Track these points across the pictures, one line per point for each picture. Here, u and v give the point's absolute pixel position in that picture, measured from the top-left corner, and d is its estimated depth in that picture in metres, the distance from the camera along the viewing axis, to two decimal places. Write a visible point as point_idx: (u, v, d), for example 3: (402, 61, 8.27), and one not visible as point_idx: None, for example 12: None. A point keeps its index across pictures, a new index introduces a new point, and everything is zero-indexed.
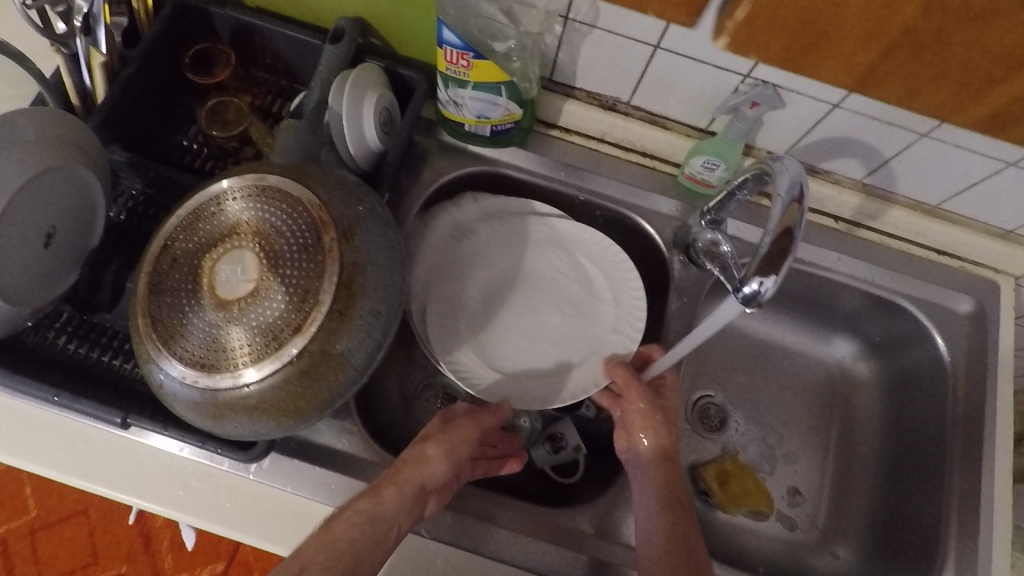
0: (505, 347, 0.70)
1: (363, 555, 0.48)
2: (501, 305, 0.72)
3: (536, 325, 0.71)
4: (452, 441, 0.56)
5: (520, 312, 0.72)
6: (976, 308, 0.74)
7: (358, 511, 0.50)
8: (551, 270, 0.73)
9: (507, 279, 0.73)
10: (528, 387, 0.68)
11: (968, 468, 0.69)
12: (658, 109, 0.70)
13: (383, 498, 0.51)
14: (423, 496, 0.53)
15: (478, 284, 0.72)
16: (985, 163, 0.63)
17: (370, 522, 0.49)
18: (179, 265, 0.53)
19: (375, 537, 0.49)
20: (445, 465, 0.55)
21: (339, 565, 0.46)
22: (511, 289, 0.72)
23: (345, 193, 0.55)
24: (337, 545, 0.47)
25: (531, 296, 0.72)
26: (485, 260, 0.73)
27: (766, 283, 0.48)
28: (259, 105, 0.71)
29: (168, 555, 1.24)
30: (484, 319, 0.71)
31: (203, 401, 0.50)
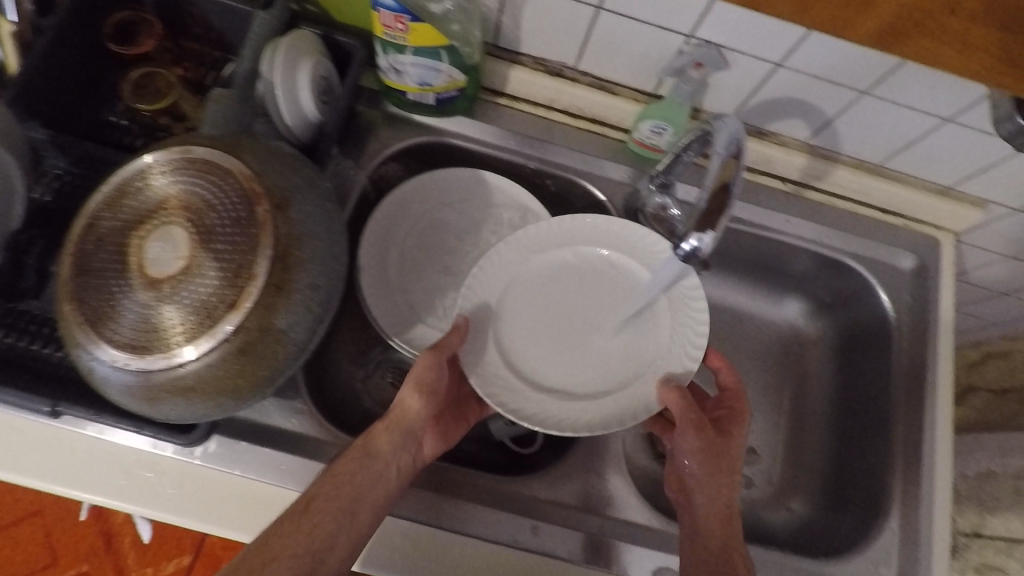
0: (549, 366, 0.64)
1: (367, 490, 0.53)
2: (546, 315, 0.65)
3: (581, 342, 0.65)
4: (419, 376, 0.57)
5: (566, 327, 0.65)
6: (917, 264, 0.77)
7: (356, 452, 0.54)
8: (598, 270, 0.67)
9: (550, 280, 0.67)
10: (574, 413, 0.61)
11: (911, 417, 0.71)
12: (605, 74, 0.69)
13: (377, 441, 0.55)
14: (410, 433, 0.57)
15: (521, 291, 0.66)
16: (923, 120, 0.64)
17: (365, 462, 0.54)
18: (105, 244, 0.50)
19: (372, 472, 0.54)
20: (418, 401, 0.57)
21: (339, 505, 0.52)
22: (556, 297, 0.66)
23: (279, 164, 0.53)
24: (340, 481, 0.53)
25: (578, 310, 0.66)
26: (524, 253, 0.66)
27: (705, 239, 0.47)
28: (190, 79, 0.68)
29: (130, 552, 1.21)
30: (526, 332, 0.64)
31: (136, 384, 0.48)
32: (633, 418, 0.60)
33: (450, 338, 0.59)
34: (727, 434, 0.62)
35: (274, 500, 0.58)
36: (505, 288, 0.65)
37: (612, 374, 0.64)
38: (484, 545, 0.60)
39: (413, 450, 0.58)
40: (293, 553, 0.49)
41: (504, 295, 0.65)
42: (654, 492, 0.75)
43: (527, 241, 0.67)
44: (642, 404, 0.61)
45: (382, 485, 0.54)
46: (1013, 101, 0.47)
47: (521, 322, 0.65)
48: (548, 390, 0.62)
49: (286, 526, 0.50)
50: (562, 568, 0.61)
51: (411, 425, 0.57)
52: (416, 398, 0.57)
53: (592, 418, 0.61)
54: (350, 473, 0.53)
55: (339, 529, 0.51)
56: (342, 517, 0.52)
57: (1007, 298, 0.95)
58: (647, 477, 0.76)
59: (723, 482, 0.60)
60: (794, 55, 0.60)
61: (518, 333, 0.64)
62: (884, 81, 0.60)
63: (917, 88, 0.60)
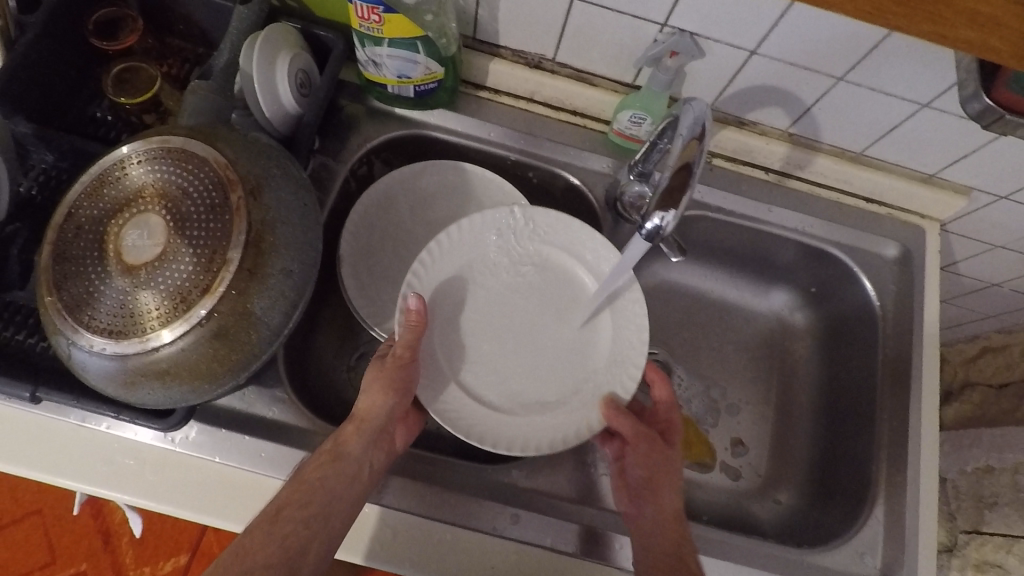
0: (500, 382, 0.64)
1: (340, 493, 0.53)
2: (500, 330, 0.66)
3: (534, 360, 0.66)
4: (391, 372, 0.58)
5: (517, 344, 0.66)
6: (902, 252, 0.76)
7: (324, 454, 0.54)
8: (548, 282, 0.68)
9: (503, 297, 0.67)
10: (519, 429, 0.62)
11: (896, 405, 0.71)
12: (584, 65, 0.70)
13: (348, 440, 0.55)
14: (379, 430, 0.57)
15: (472, 308, 0.66)
16: (900, 106, 0.64)
17: (337, 464, 0.53)
18: (84, 232, 0.51)
19: (343, 475, 0.53)
20: (386, 399, 0.57)
21: (315, 508, 0.51)
22: (508, 313, 0.67)
23: (255, 153, 0.54)
24: (313, 486, 0.52)
25: (531, 327, 0.67)
26: (471, 259, 0.67)
27: (667, 218, 0.50)
28: (173, 74, 0.70)
29: (128, 550, 1.21)
30: (479, 348, 0.65)
31: (113, 369, 0.49)
32: (587, 430, 0.62)
33: (409, 329, 0.58)
34: (670, 445, 0.64)
35: (253, 485, 0.59)
36: (457, 304, 0.66)
37: (562, 391, 0.64)
38: (465, 530, 0.60)
39: (383, 448, 0.58)
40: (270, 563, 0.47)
41: (456, 311, 0.66)
42: None
43: (477, 239, 0.67)
44: (585, 420, 0.62)
45: (355, 486, 0.54)
46: (979, 79, 0.47)
47: (473, 338, 0.66)
48: (519, 408, 0.63)
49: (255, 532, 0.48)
50: (543, 555, 0.60)
51: (378, 423, 0.57)
52: (383, 397, 0.57)
53: (537, 436, 0.61)
54: (320, 478, 0.52)
55: (314, 534, 0.50)
56: (316, 522, 0.50)
57: (997, 289, 0.94)
58: None
59: (668, 491, 0.61)
60: (767, 41, 0.60)
61: (472, 348, 0.65)
62: (858, 66, 0.60)
63: (891, 72, 0.60)
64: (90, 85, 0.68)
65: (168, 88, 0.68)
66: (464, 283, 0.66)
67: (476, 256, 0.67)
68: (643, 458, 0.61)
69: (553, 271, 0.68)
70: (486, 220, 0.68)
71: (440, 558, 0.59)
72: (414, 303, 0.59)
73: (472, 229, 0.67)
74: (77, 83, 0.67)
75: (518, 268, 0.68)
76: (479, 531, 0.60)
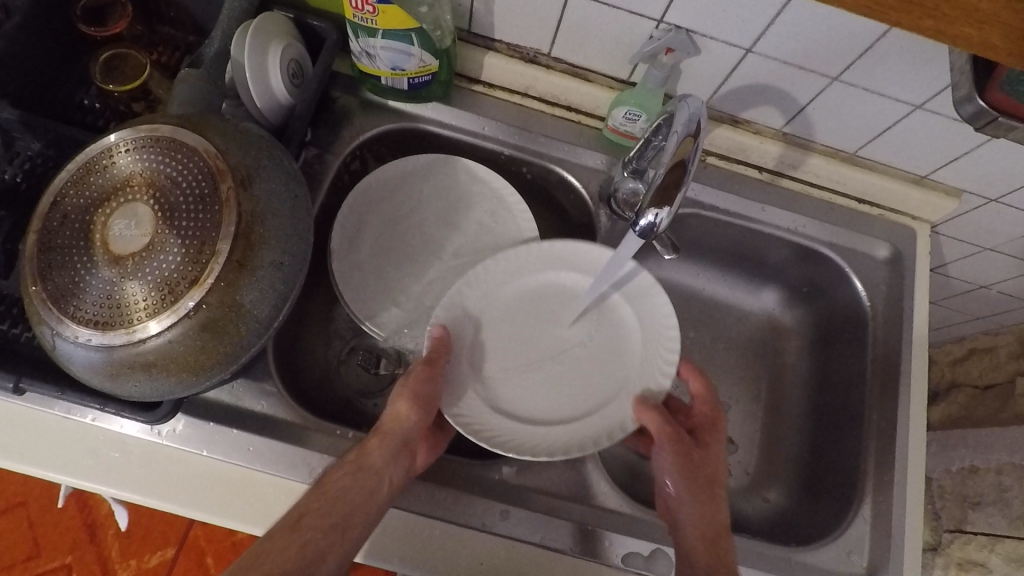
0: (526, 389, 0.64)
1: (359, 507, 0.52)
2: (522, 340, 0.66)
3: (558, 366, 0.66)
4: (416, 386, 0.58)
5: (536, 351, 0.66)
6: (893, 252, 0.77)
7: (348, 463, 0.53)
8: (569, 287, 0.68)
9: (523, 306, 0.68)
10: (551, 436, 0.62)
11: (886, 406, 0.71)
12: (579, 61, 0.70)
13: (370, 449, 0.54)
14: (403, 446, 0.56)
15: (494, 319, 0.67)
16: (894, 107, 0.64)
17: (359, 473, 0.53)
18: (71, 222, 0.50)
19: (364, 487, 0.52)
20: (411, 410, 0.57)
21: (332, 514, 0.50)
22: (529, 322, 0.67)
23: (245, 142, 0.53)
24: (333, 493, 0.51)
25: (552, 333, 0.67)
26: (497, 272, 0.67)
27: (661, 216, 0.49)
28: (163, 62, 0.69)
29: (114, 543, 1.20)
30: (502, 359, 0.65)
31: (99, 361, 0.48)
32: (621, 430, 0.61)
33: (434, 348, 0.60)
34: (705, 444, 0.61)
35: (239, 480, 0.58)
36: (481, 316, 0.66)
37: (578, 394, 0.64)
38: (454, 527, 0.60)
39: (406, 461, 0.57)
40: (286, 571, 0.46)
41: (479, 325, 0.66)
42: (629, 479, 0.75)
43: (506, 261, 0.68)
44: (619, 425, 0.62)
45: (376, 500, 0.53)
46: (972, 81, 0.47)
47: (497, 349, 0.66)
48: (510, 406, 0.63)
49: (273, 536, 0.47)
50: (533, 552, 0.60)
51: (402, 435, 0.56)
52: (408, 409, 0.57)
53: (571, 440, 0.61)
54: (343, 487, 0.52)
55: (331, 544, 0.49)
56: (334, 533, 0.50)
57: (985, 291, 0.95)
58: (622, 465, 0.75)
59: (705, 497, 0.58)
60: (763, 39, 0.60)
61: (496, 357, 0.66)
62: (853, 66, 0.60)
63: (886, 73, 0.60)
64: (77, 70, 0.67)
65: (157, 75, 0.67)
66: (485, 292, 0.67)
67: (500, 270, 0.68)
68: (681, 460, 0.59)
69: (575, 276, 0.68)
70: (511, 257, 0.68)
71: (431, 555, 0.59)
72: (436, 331, 0.61)
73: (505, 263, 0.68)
74: (65, 69, 0.66)
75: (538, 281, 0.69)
76: (468, 526, 0.60)
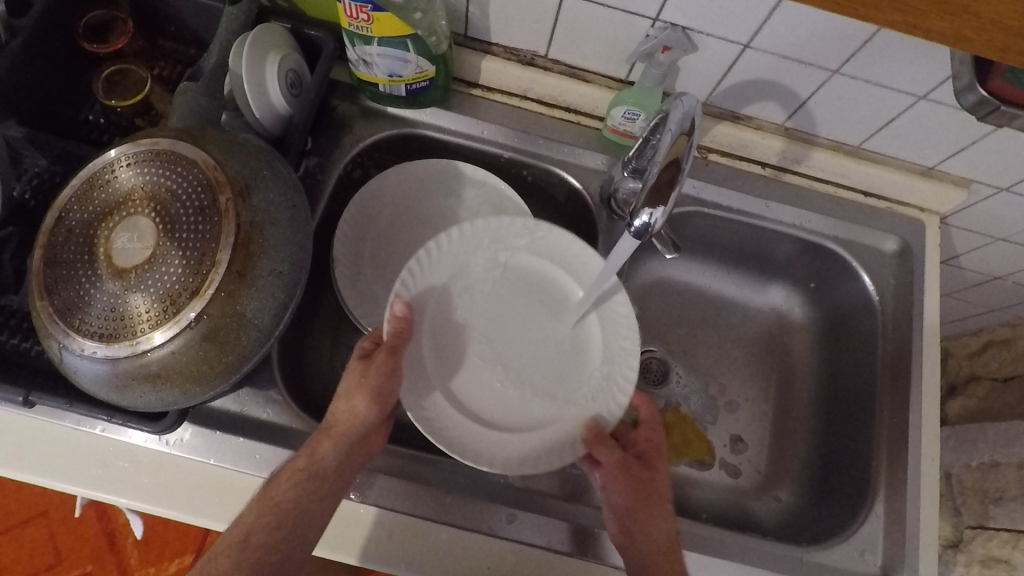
0: (483, 390, 0.63)
1: (312, 513, 0.53)
2: (485, 335, 0.64)
3: (518, 365, 0.64)
4: (376, 381, 0.56)
5: (507, 333, 0.64)
6: (901, 245, 0.75)
7: (297, 470, 0.53)
8: (535, 287, 0.66)
9: (490, 297, 0.65)
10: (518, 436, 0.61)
11: (896, 402, 0.70)
12: (576, 62, 0.69)
13: (321, 453, 0.54)
14: (356, 442, 0.56)
15: (457, 311, 0.64)
16: (897, 98, 0.63)
17: (311, 479, 0.53)
18: (75, 236, 0.51)
19: (318, 490, 0.53)
20: (369, 409, 0.56)
21: (282, 524, 0.51)
22: (495, 314, 0.65)
23: (245, 154, 0.53)
24: (281, 505, 0.52)
25: (517, 329, 0.65)
26: (464, 264, 0.65)
27: (656, 215, 0.49)
28: (164, 77, 0.70)
29: (133, 551, 1.22)
30: (464, 354, 0.64)
31: (105, 372, 0.49)
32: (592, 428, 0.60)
33: (395, 333, 0.57)
34: (651, 466, 0.62)
35: (247, 488, 0.58)
36: (441, 308, 0.64)
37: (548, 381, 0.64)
38: (462, 531, 0.60)
39: (364, 453, 0.57)
40: None
41: (439, 313, 0.64)
42: None
43: (470, 250, 0.65)
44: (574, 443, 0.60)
45: (331, 497, 0.54)
46: (973, 71, 0.47)
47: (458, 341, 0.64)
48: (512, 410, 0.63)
49: (220, 559, 0.50)
50: (540, 556, 0.60)
51: (360, 430, 0.56)
52: (365, 407, 0.56)
53: (528, 453, 0.60)
54: (292, 498, 0.52)
55: (282, 555, 0.51)
56: (286, 544, 0.51)
57: (1000, 282, 0.93)
58: None
59: (656, 515, 0.59)
60: (760, 34, 0.59)
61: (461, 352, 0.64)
62: (853, 58, 0.60)
63: (885, 64, 0.59)
64: (80, 87, 0.68)
65: (159, 90, 0.68)
66: (450, 284, 0.64)
67: (468, 263, 0.65)
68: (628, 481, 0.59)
69: (541, 275, 0.66)
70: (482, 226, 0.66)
71: (435, 559, 0.59)
72: (399, 309, 0.58)
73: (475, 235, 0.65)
74: (70, 85, 0.68)
75: (506, 272, 0.66)
76: (475, 530, 0.60)
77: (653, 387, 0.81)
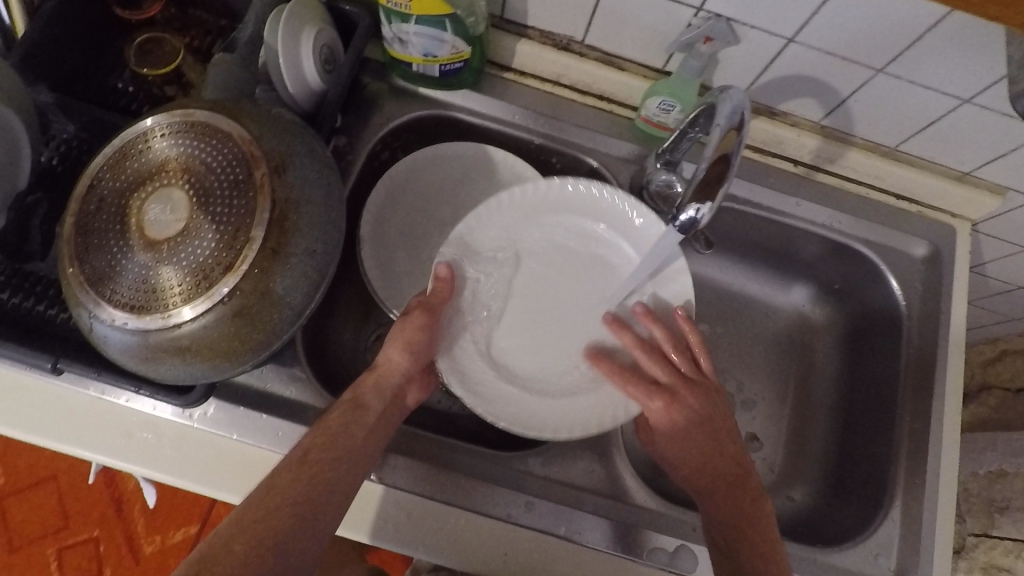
0: (521, 351, 0.64)
1: (360, 441, 0.54)
2: (518, 289, 0.65)
3: (550, 326, 0.65)
4: (409, 334, 0.58)
5: (539, 299, 0.65)
6: (931, 251, 0.75)
7: (343, 406, 0.56)
8: (581, 257, 0.67)
9: (534, 260, 0.66)
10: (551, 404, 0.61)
11: (918, 408, 0.70)
12: (613, 49, 0.68)
13: (364, 395, 0.57)
14: (395, 389, 0.59)
15: (500, 272, 0.65)
16: (940, 100, 0.62)
17: (356, 411, 0.55)
18: (107, 205, 0.50)
19: (365, 422, 0.55)
20: (404, 357, 0.58)
21: (336, 446, 0.53)
22: (539, 278, 0.66)
23: (280, 129, 0.53)
24: (333, 429, 0.53)
25: (561, 298, 0.66)
26: (513, 228, 0.66)
27: (702, 211, 0.49)
28: (195, 46, 0.69)
29: (140, 518, 1.23)
30: (504, 312, 0.64)
31: (135, 344, 0.48)
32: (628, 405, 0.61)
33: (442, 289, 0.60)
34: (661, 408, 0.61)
35: (269, 464, 0.59)
36: (484, 265, 0.65)
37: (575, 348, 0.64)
38: (478, 516, 0.60)
39: (396, 408, 0.59)
40: (296, 500, 0.49)
41: (483, 268, 0.65)
42: (653, 475, 0.74)
43: (501, 209, 0.66)
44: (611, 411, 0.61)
45: (375, 435, 0.56)
46: None
47: (499, 298, 0.64)
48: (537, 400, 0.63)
49: (280, 474, 0.50)
50: (557, 544, 0.61)
51: (394, 381, 0.59)
52: (402, 355, 0.58)
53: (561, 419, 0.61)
54: (342, 424, 0.54)
55: (337, 475, 0.52)
56: (339, 466, 0.52)
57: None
58: (645, 459, 0.75)
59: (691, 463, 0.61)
60: (806, 29, 0.58)
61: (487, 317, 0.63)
62: (900, 57, 0.58)
63: (934, 65, 0.58)
64: (110, 52, 0.68)
65: (190, 59, 0.67)
66: (496, 245, 0.66)
67: (506, 218, 0.66)
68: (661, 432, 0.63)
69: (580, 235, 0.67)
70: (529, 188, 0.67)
71: (453, 542, 0.59)
72: (442, 271, 0.61)
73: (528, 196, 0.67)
74: (99, 52, 0.67)
75: (551, 238, 0.67)
76: (492, 516, 0.60)
77: None
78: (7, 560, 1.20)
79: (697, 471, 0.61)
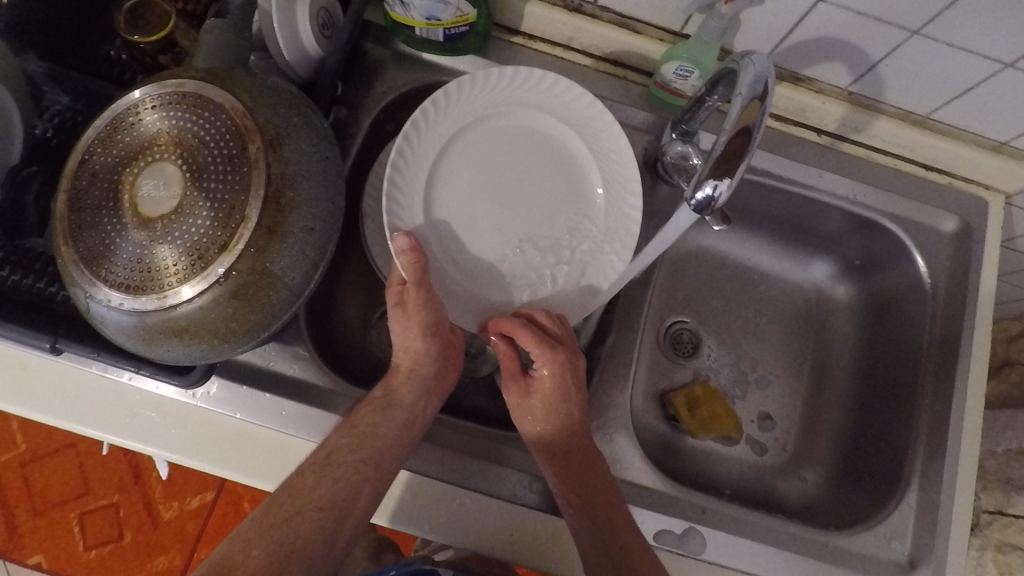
0: (468, 243, 0.62)
1: (391, 440, 0.54)
2: (472, 197, 0.63)
3: (505, 230, 0.63)
4: (416, 313, 0.57)
5: (494, 205, 0.63)
6: (961, 226, 0.71)
7: (376, 402, 0.56)
8: (551, 174, 0.65)
9: (504, 147, 0.64)
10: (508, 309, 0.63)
11: (938, 389, 0.68)
12: (627, 10, 0.64)
13: (399, 394, 0.57)
14: (431, 379, 0.59)
15: (455, 181, 0.63)
16: (980, 65, 0.58)
17: (389, 410, 0.56)
18: (99, 181, 0.48)
19: (403, 418, 0.56)
20: (426, 343, 0.58)
21: (369, 447, 0.53)
22: (505, 168, 0.64)
23: (274, 99, 0.50)
24: (365, 430, 0.54)
25: (520, 199, 0.64)
26: (498, 105, 0.64)
27: (720, 188, 0.45)
28: (189, 11, 0.67)
29: (157, 485, 1.26)
30: (460, 189, 0.63)
31: (133, 325, 0.47)
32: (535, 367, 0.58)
33: (410, 265, 0.56)
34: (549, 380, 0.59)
35: (275, 443, 0.58)
36: (442, 157, 0.63)
37: (536, 262, 0.63)
38: (487, 499, 0.59)
39: (438, 392, 0.60)
40: (319, 506, 0.50)
41: (451, 139, 0.63)
42: (662, 453, 0.74)
43: (455, 116, 0.63)
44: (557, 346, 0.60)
45: (412, 430, 0.56)
46: None
47: (459, 174, 0.63)
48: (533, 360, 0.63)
49: (306, 477, 0.51)
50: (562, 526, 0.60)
51: (428, 369, 0.59)
52: (424, 341, 0.58)
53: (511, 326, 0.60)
54: (373, 422, 0.55)
55: (364, 480, 0.52)
56: (367, 469, 0.53)
57: None
58: (653, 438, 0.74)
59: (568, 449, 0.58)
60: None
61: (440, 216, 0.62)
62: (937, 19, 0.54)
63: (976, 27, 0.54)
64: (102, 18, 0.65)
65: (184, 25, 0.64)
66: (470, 118, 0.63)
67: (462, 125, 0.63)
68: (543, 411, 0.59)
69: (542, 144, 0.65)
70: (530, 77, 0.64)
71: (460, 525, 0.59)
72: (402, 243, 0.56)
73: (525, 84, 0.64)
74: (90, 16, 0.64)
75: (529, 132, 0.65)
76: (499, 498, 0.60)
77: (682, 359, 0.79)
78: (31, 524, 1.23)
79: (557, 456, 0.58)
